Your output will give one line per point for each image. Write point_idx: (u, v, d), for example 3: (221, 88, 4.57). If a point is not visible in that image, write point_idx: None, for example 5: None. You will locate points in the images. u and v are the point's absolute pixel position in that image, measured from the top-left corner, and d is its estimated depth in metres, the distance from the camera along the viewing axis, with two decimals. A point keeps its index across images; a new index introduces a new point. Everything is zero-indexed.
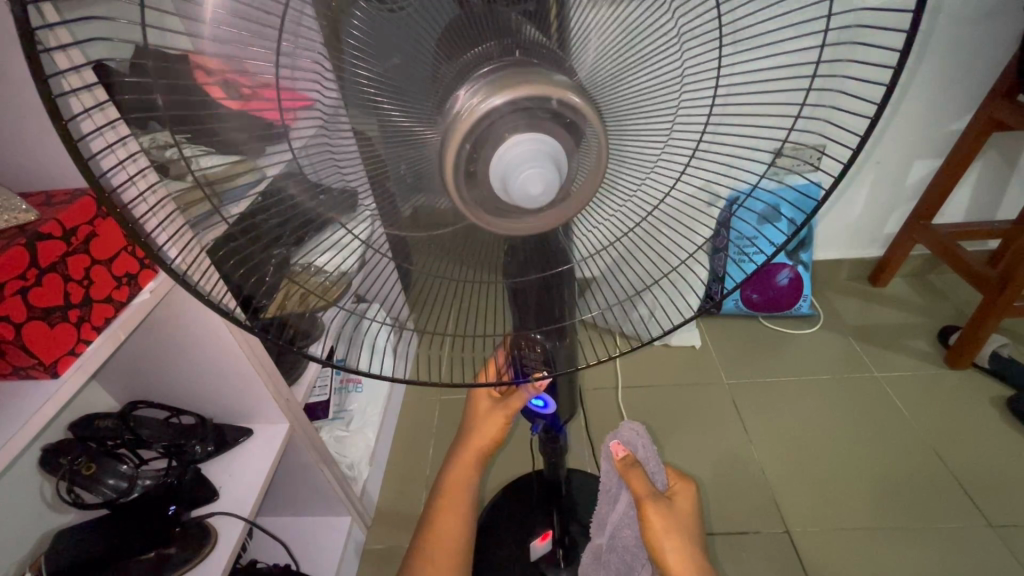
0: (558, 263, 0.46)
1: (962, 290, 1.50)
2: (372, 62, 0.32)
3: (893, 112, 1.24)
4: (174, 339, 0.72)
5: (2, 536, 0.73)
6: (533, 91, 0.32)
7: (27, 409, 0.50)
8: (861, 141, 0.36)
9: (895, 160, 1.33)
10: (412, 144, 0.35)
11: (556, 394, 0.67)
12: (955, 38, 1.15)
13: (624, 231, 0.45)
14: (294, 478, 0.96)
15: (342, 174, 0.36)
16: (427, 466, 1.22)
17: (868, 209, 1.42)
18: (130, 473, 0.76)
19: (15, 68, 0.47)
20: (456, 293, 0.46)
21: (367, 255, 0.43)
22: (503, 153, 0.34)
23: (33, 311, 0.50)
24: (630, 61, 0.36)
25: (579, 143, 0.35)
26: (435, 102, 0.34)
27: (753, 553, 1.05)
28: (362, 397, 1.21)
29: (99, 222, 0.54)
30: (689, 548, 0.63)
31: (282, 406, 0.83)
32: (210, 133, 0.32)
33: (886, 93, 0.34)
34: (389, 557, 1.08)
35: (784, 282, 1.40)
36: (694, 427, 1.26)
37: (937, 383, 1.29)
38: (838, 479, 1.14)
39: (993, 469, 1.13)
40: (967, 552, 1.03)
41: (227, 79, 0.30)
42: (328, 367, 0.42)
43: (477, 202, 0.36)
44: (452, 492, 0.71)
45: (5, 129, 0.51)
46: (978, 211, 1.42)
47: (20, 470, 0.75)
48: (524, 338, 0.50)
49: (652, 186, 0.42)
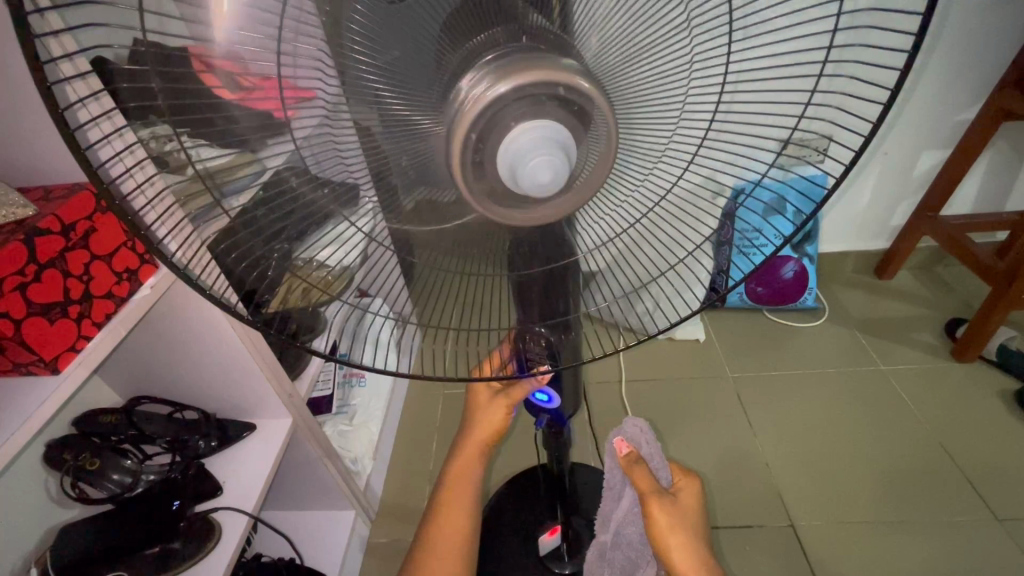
0: (563, 256, 0.45)
1: (969, 283, 1.49)
2: (372, 50, 0.31)
3: (903, 102, 1.23)
4: (176, 335, 0.72)
5: (7, 531, 0.73)
6: (539, 77, 0.31)
7: (29, 406, 0.49)
8: (872, 131, 0.35)
9: (903, 151, 1.31)
10: (415, 134, 0.35)
11: (559, 388, 0.66)
12: (966, 27, 1.13)
13: (630, 223, 0.45)
14: (297, 473, 0.96)
15: (345, 166, 0.35)
16: (431, 460, 1.22)
17: (874, 201, 1.41)
18: (135, 469, 0.75)
19: (13, 60, 0.46)
20: (458, 286, 0.45)
21: (369, 249, 0.42)
22: (513, 140, 0.33)
23: (32, 307, 0.49)
24: (636, 48, 0.35)
25: (587, 128, 0.34)
26: (440, 91, 0.33)
27: (757, 547, 1.05)
28: (364, 391, 1.21)
29: (98, 217, 0.54)
30: (695, 546, 0.63)
31: (284, 402, 0.83)
32: (206, 125, 0.32)
33: (899, 79, 0.33)
34: (394, 551, 1.08)
35: (789, 274, 1.39)
36: (698, 421, 1.25)
37: (943, 375, 1.29)
38: (844, 473, 1.14)
39: (1000, 463, 1.13)
40: (975, 545, 1.02)
41: (228, 72, 0.30)
42: (331, 362, 0.41)
43: (484, 192, 0.35)
44: (456, 488, 0.71)
45: (3, 123, 0.51)
46: (986, 202, 1.41)
47: (24, 465, 0.75)
48: (528, 331, 0.49)
49: (658, 177, 0.42)
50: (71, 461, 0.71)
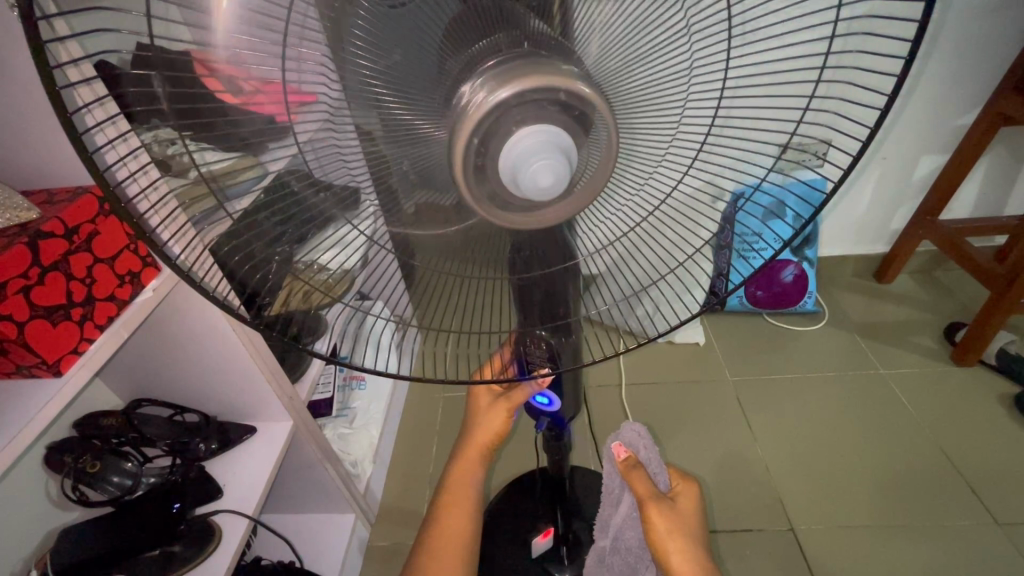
0: (563, 259, 0.45)
1: (969, 287, 1.49)
2: (373, 55, 0.32)
3: (902, 107, 1.23)
4: (177, 337, 0.72)
5: (8, 533, 0.73)
6: (541, 82, 0.32)
7: (30, 408, 0.50)
8: (870, 135, 0.35)
9: (902, 156, 1.32)
10: (417, 138, 0.35)
11: (560, 391, 0.66)
12: (964, 32, 1.13)
13: (630, 226, 0.45)
14: (297, 476, 0.96)
15: (348, 170, 0.36)
16: (431, 464, 1.22)
17: (874, 205, 1.41)
18: (135, 472, 0.75)
19: (19, 65, 0.46)
20: (460, 289, 0.45)
21: (371, 253, 0.42)
22: (513, 144, 0.33)
23: (36, 310, 0.49)
24: (635, 53, 0.35)
25: (588, 133, 0.35)
26: (441, 96, 0.34)
27: (756, 551, 1.05)
28: (365, 394, 1.21)
29: (101, 220, 0.54)
30: (693, 551, 0.63)
31: (285, 405, 0.83)
32: (210, 128, 0.32)
33: (897, 84, 0.33)
34: (394, 554, 1.08)
35: (789, 278, 1.40)
36: (697, 426, 1.25)
37: (943, 379, 1.29)
38: (843, 477, 1.14)
39: (998, 467, 1.13)
40: (975, 549, 1.02)
41: (232, 78, 0.30)
42: (332, 364, 0.41)
43: (486, 196, 0.36)
44: (454, 491, 0.71)
45: (7, 128, 0.51)
46: (985, 206, 1.41)
47: (25, 467, 0.76)
48: (530, 335, 0.48)
49: (659, 181, 0.42)
50: (72, 464, 0.72)
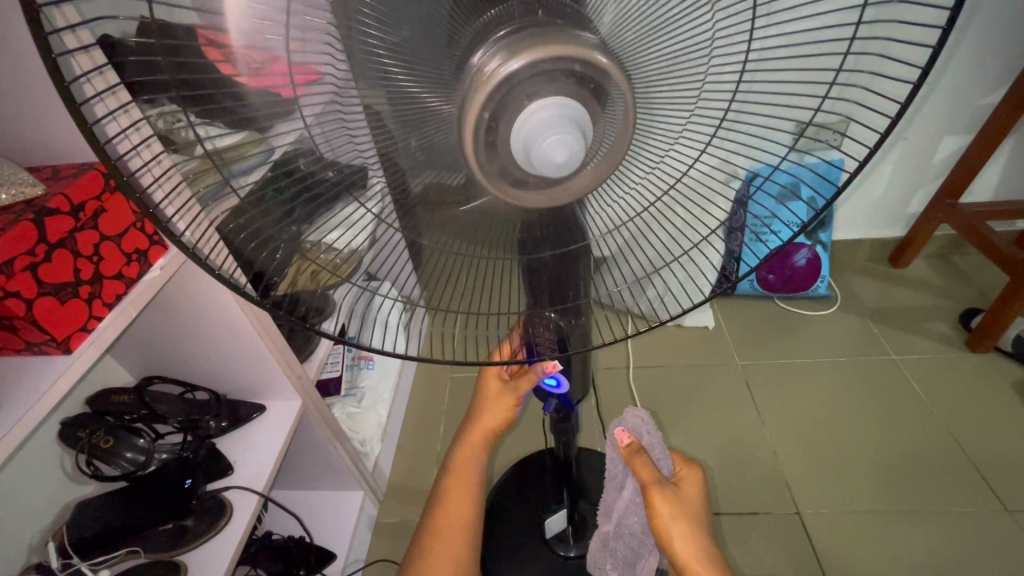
0: (574, 240, 0.44)
1: (985, 272, 1.47)
2: (384, 27, 0.31)
3: (931, 84, 1.19)
4: (186, 315, 0.72)
5: (24, 504, 0.74)
6: (555, 52, 0.30)
7: (40, 382, 0.50)
8: (900, 112, 0.33)
9: (924, 136, 1.28)
10: (425, 115, 0.34)
11: (568, 373, 0.66)
12: (998, 7, 1.10)
13: (644, 206, 0.43)
14: (306, 455, 0.97)
15: (355, 145, 0.34)
16: (437, 444, 1.22)
17: (891, 187, 1.38)
18: (148, 447, 0.74)
19: (18, 37, 0.45)
20: (468, 271, 0.44)
21: (378, 231, 0.42)
22: (526, 117, 0.32)
23: (44, 287, 0.49)
24: (656, 24, 0.34)
25: (605, 105, 0.34)
26: (451, 67, 0.33)
27: (762, 534, 1.05)
28: (373, 373, 1.20)
29: (107, 197, 0.54)
30: (696, 536, 0.62)
31: (293, 382, 0.83)
32: (211, 102, 0.31)
33: (932, 55, 0.31)
34: (402, 531, 1.09)
35: (801, 261, 1.38)
36: (703, 410, 1.24)
37: (956, 365, 1.27)
38: (851, 463, 1.13)
39: (1009, 454, 1.11)
40: (982, 536, 1.01)
41: (236, 50, 0.29)
42: (339, 344, 0.38)
43: (497, 172, 0.35)
44: (459, 473, 0.71)
45: (15, 100, 0.50)
46: (1007, 190, 1.38)
47: (39, 442, 0.76)
48: (538, 317, 0.48)
49: (675, 159, 0.40)
50: (85, 439, 0.71)
